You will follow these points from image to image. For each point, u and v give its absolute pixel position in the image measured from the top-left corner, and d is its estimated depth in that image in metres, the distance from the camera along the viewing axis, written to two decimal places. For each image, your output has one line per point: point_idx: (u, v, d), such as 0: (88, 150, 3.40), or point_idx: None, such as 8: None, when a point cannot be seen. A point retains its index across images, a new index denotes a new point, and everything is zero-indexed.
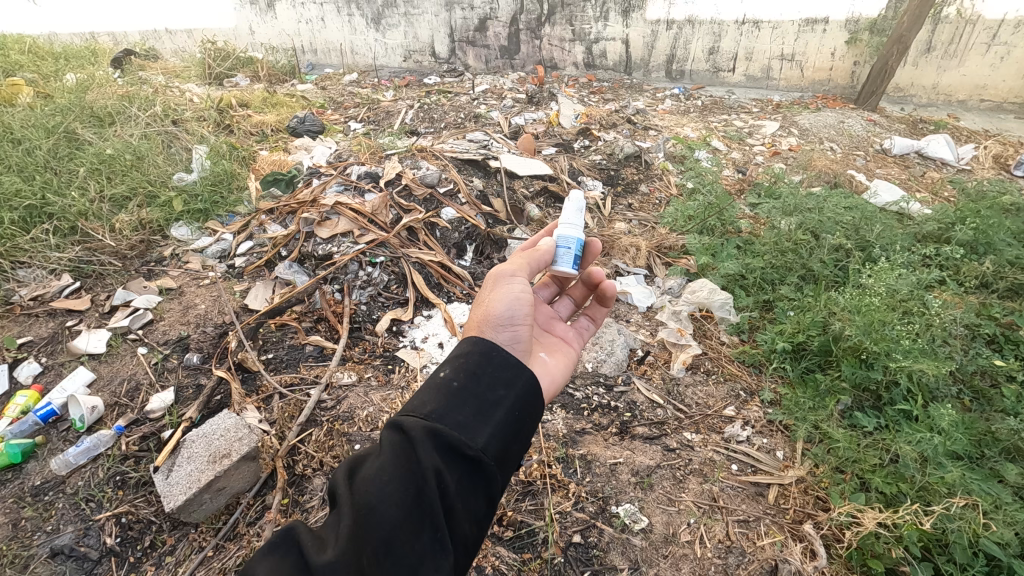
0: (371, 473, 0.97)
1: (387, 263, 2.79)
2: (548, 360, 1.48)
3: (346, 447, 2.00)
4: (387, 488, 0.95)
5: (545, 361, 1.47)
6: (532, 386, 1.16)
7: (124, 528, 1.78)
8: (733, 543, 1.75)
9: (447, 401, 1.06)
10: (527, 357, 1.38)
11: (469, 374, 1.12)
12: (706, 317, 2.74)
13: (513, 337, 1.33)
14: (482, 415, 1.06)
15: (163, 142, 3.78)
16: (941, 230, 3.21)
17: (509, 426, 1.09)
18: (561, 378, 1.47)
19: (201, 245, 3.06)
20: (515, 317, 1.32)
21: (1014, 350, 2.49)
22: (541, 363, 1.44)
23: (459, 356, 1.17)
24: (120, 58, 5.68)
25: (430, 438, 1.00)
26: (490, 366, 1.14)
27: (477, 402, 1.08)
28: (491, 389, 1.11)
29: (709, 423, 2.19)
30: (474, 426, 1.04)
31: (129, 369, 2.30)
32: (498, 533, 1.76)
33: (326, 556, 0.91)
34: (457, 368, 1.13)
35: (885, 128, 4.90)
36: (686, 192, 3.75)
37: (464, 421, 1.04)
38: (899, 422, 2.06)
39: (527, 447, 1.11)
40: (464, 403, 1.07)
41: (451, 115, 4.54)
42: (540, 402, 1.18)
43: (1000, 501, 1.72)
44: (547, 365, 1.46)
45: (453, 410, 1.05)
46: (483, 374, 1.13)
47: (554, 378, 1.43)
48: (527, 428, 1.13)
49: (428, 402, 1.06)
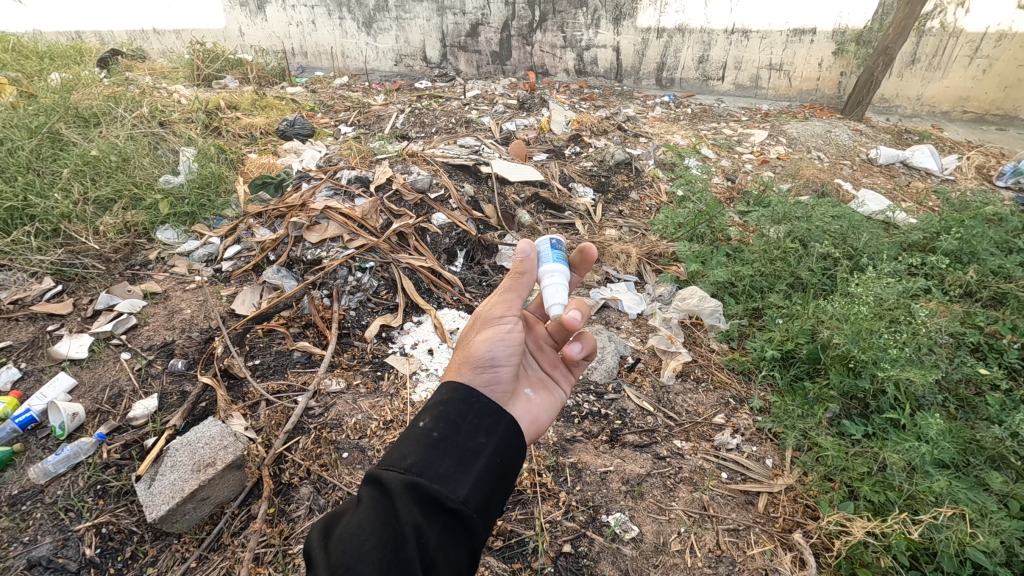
0: (348, 532, 0.94)
1: (378, 268, 2.78)
2: (534, 396, 1.40)
3: (334, 456, 1.97)
4: (364, 545, 0.92)
5: (530, 397, 1.38)
6: (514, 430, 1.13)
7: (104, 539, 1.73)
8: (724, 551, 1.75)
9: (427, 453, 1.03)
10: (509, 401, 1.31)
11: (449, 423, 1.08)
12: (696, 325, 2.75)
13: (492, 379, 1.27)
14: (463, 464, 1.03)
15: (150, 143, 3.73)
16: (926, 240, 3.27)
17: (491, 475, 1.05)
18: (546, 420, 1.40)
19: (187, 248, 3.02)
20: (496, 358, 1.27)
21: (997, 358, 2.52)
22: (527, 402, 1.37)
23: (439, 404, 1.13)
24: (106, 59, 5.61)
25: (409, 492, 0.96)
26: (470, 413, 1.11)
27: (457, 451, 1.04)
28: (470, 438, 1.07)
29: (699, 430, 2.19)
30: (455, 477, 1.01)
31: (112, 375, 2.26)
32: (487, 543, 1.74)
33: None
34: (437, 417, 1.10)
35: (871, 138, 4.97)
36: (676, 199, 3.77)
37: (445, 472, 1.01)
38: (886, 430, 2.07)
39: (510, 493, 1.08)
40: (444, 454, 1.03)
41: (443, 120, 4.54)
42: (521, 447, 1.15)
43: (985, 509, 1.73)
44: (532, 403, 1.37)
45: (433, 462, 1.02)
46: (465, 422, 1.09)
47: (538, 420, 1.37)
48: (509, 475, 1.09)
49: (407, 453, 1.03)
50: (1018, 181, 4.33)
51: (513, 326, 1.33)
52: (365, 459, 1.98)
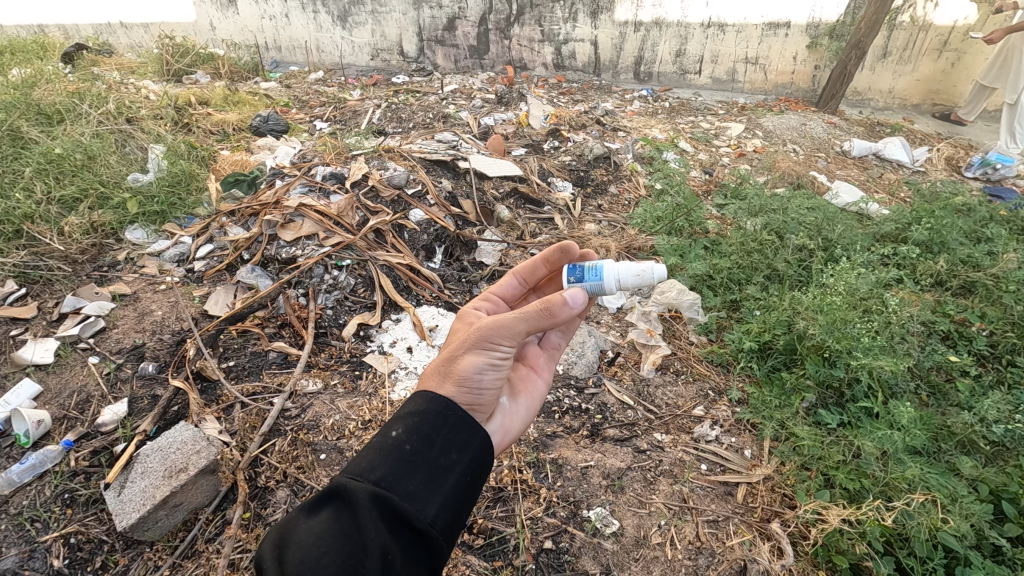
0: (308, 541, 0.89)
1: (354, 266, 2.73)
2: (510, 405, 1.38)
3: (312, 458, 1.93)
4: (323, 557, 0.87)
5: (506, 407, 1.37)
6: (487, 448, 1.09)
7: (73, 549, 1.69)
8: (703, 543, 1.75)
9: (398, 467, 0.98)
10: (483, 418, 1.27)
11: (423, 436, 1.04)
12: (675, 317, 2.77)
13: (474, 400, 1.20)
14: (433, 483, 0.99)
15: (117, 141, 3.61)
16: (898, 230, 3.35)
17: (461, 494, 1.01)
18: (518, 426, 1.38)
19: (157, 248, 2.94)
20: (482, 382, 1.20)
21: (967, 345, 2.60)
22: (501, 413, 1.35)
23: (413, 413, 1.08)
24: (71, 53, 5.43)
25: (377, 506, 0.93)
26: (445, 427, 1.06)
27: (427, 467, 1.00)
28: (443, 454, 1.03)
29: (679, 423, 2.21)
30: (425, 495, 0.97)
31: (79, 381, 2.19)
32: (468, 541, 1.71)
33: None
34: (411, 428, 1.05)
35: (844, 130, 5.04)
36: (655, 193, 3.79)
37: (414, 489, 0.97)
38: (860, 419, 2.11)
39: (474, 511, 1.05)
40: (415, 470, 0.99)
41: (420, 115, 4.49)
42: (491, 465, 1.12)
43: (956, 493, 1.77)
44: (506, 412, 1.36)
45: (403, 478, 0.97)
46: (438, 437, 1.05)
47: (512, 428, 1.36)
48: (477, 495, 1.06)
49: (376, 465, 0.98)
50: (984, 173, 4.45)
51: (510, 347, 1.23)
52: (343, 460, 1.94)
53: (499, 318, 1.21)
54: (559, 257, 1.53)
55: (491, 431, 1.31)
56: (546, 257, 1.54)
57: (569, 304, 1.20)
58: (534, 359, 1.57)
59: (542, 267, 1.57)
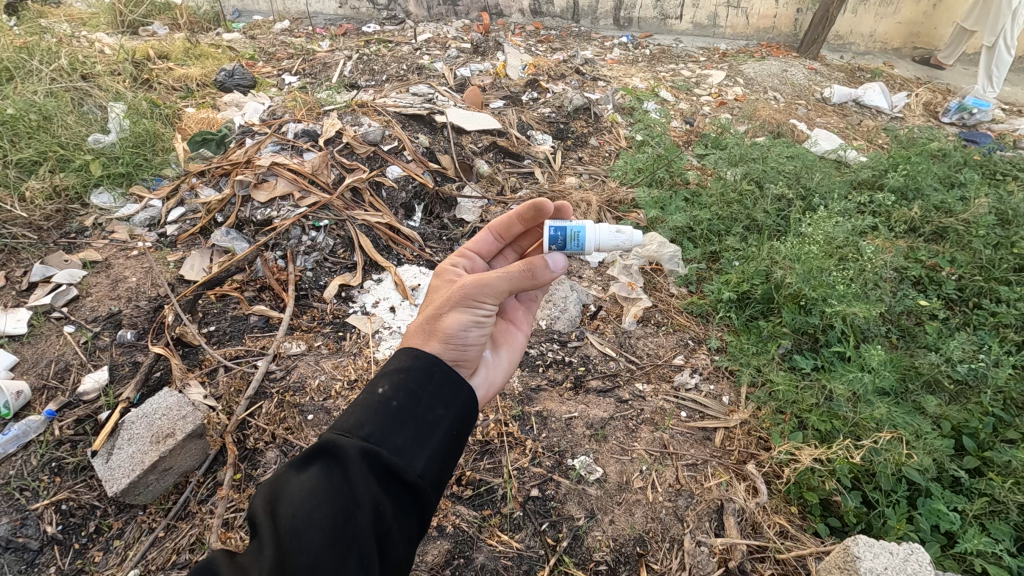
0: (299, 496, 0.90)
1: (332, 227, 2.67)
2: (492, 357, 1.40)
3: (299, 418, 1.94)
4: (315, 511, 0.89)
5: (489, 360, 1.39)
6: (473, 402, 1.12)
7: (65, 516, 1.70)
8: (683, 486, 1.82)
9: (386, 424, 0.99)
10: (469, 372, 1.29)
11: (410, 392, 1.05)
12: (656, 270, 2.79)
13: (460, 357, 1.21)
14: (421, 438, 1.01)
15: (73, 99, 3.43)
16: (875, 178, 3.38)
17: (448, 447, 1.04)
18: (501, 378, 1.41)
19: (126, 212, 2.85)
20: (469, 340, 1.20)
21: (936, 290, 2.68)
22: (485, 366, 1.37)
23: (399, 369, 1.08)
24: (14, 4, 5.07)
25: (368, 461, 0.95)
26: (432, 383, 1.08)
27: (415, 423, 1.02)
28: (430, 410, 1.05)
29: (660, 372, 2.27)
30: (413, 449, 0.99)
31: (57, 350, 2.16)
32: (457, 492, 1.75)
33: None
34: (397, 384, 1.05)
35: (825, 77, 4.98)
36: (635, 144, 3.75)
37: (403, 444, 0.99)
38: (833, 363, 2.19)
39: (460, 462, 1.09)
40: (403, 426, 1.00)
41: (393, 66, 4.32)
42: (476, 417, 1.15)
43: (920, 430, 1.86)
44: (489, 365, 1.38)
45: (392, 434, 0.99)
46: (425, 393, 1.06)
47: (495, 381, 1.39)
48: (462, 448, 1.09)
49: (364, 421, 0.99)
50: (961, 117, 4.48)
51: (493, 305, 1.24)
52: (331, 420, 1.96)
53: (483, 276, 1.21)
54: (534, 215, 1.47)
55: (476, 384, 1.34)
56: (521, 215, 1.49)
57: (550, 268, 1.24)
58: (513, 312, 1.57)
59: (518, 224, 1.53)
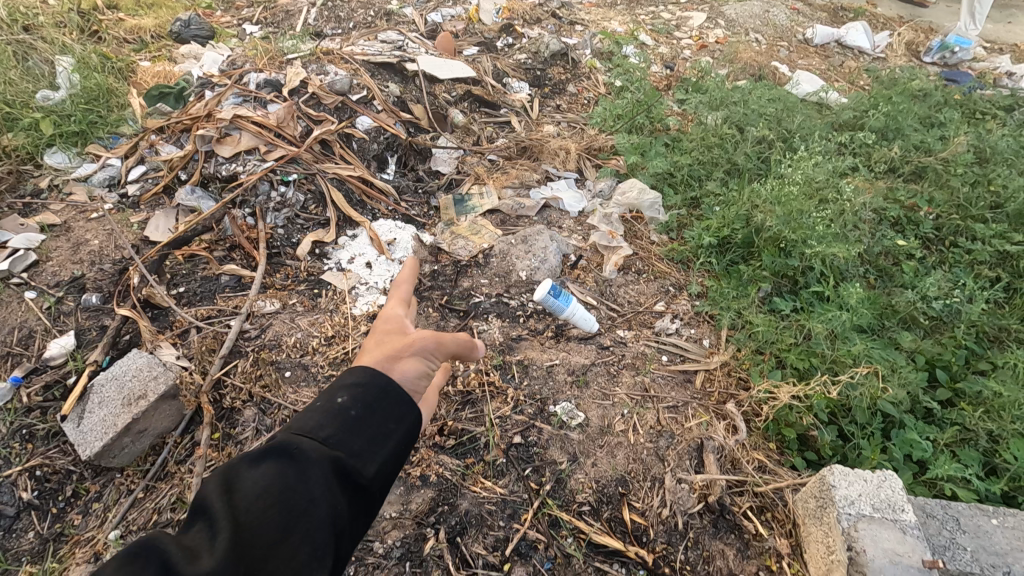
0: (252, 493, 0.81)
1: (302, 181, 2.56)
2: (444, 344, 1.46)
3: (275, 375, 1.90)
4: (268, 511, 0.80)
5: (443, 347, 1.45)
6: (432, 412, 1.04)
7: (40, 482, 1.67)
8: (664, 427, 1.84)
9: (348, 430, 0.91)
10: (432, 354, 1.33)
11: (373, 397, 0.96)
12: (636, 218, 2.76)
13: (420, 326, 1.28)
14: (381, 445, 0.93)
15: (15, 53, 3.19)
16: (856, 119, 3.34)
17: (406, 456, 0.97)
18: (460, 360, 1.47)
19: (83, 173, 2.71)
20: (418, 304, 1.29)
21: (914, 230, 2.69)
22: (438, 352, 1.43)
23: (363, 372, 1.00)
24: None
25: (324, 464, 0.87)
26: (395, 391, 0.99)
27: (377, 430, 0.93)
28: (392, 419, 0.96)
29: (640, 319, 2.26)
30: (372, 456, 0.91)
31: (18, 317, 2.07)
32: (440, 442, 1.74)
33: (195, 572, 0.74)
34: (360, 390, 0.97)
35: (807, 17, 4.86)
36: (614, 90, 3.65)
37: (363, 450, 0.91)
38: (812, 303, 2.20)
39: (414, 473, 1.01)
40: (366, 432, 0.92)
41: (360, 13, 4.09)
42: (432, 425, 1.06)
43: (896, 365, 1.89)
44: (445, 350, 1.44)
45: (354, 439, 0.91)
46: (388, 399, 0.97)
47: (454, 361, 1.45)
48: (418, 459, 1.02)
49: (324, 423, 0.90)
50: (942, 57, 4.43)
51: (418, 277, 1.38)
52: (309, 377, 1.92)
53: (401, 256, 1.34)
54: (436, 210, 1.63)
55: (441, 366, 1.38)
56: None
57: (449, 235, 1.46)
58: None
59: None
